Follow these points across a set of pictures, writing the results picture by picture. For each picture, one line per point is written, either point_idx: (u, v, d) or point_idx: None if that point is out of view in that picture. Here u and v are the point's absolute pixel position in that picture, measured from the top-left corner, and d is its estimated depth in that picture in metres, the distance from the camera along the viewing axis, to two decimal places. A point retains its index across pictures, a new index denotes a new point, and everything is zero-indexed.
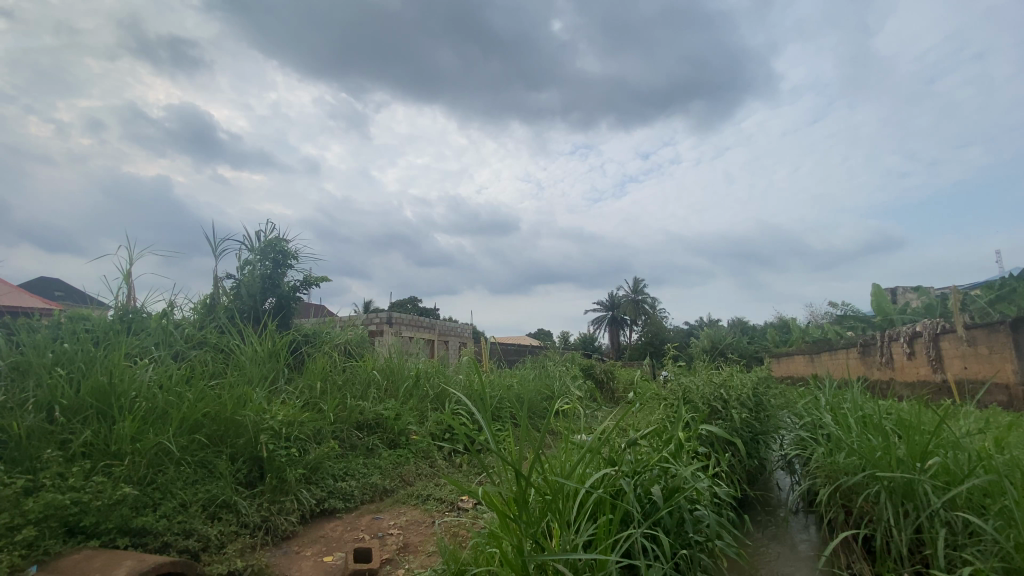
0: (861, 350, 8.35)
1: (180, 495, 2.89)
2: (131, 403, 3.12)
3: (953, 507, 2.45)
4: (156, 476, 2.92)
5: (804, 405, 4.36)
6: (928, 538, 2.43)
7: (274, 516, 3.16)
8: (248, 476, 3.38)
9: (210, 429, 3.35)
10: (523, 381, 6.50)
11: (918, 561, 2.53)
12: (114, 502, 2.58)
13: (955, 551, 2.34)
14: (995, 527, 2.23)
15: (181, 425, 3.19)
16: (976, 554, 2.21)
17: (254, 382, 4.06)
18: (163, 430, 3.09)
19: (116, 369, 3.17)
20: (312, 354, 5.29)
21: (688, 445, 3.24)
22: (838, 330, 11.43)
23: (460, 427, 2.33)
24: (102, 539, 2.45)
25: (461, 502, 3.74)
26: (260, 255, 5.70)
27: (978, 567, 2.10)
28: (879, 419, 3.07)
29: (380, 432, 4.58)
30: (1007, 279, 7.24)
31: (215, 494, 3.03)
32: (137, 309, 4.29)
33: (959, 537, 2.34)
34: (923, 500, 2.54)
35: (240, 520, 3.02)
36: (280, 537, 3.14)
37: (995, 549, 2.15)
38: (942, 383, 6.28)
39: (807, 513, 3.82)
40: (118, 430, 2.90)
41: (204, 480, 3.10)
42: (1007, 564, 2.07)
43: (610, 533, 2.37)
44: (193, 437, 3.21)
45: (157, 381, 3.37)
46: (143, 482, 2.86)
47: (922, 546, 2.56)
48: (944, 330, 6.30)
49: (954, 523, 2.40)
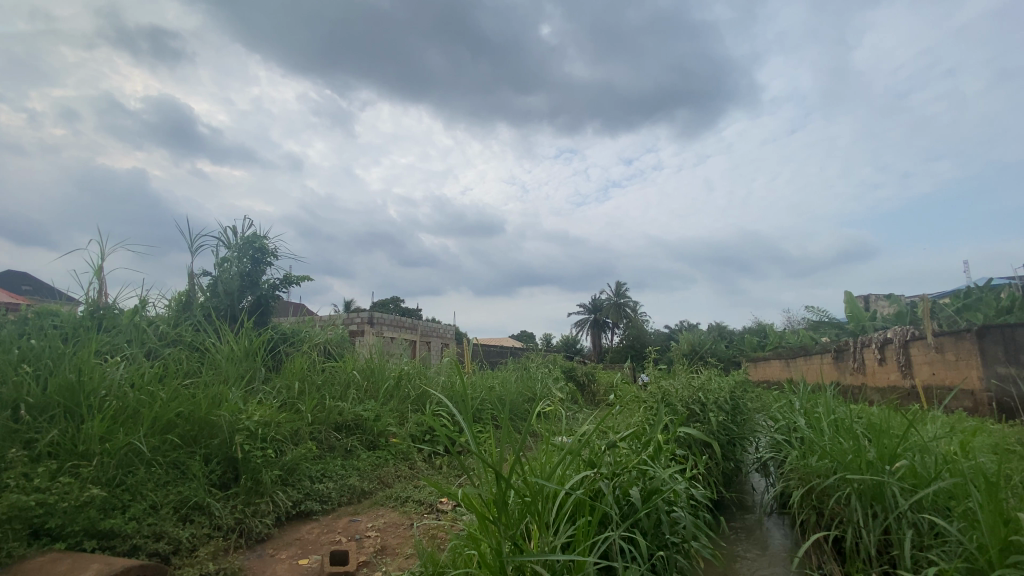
0: (835, 356, 8.56)
1: (150, 497, 2.82)
2: (101, 402, 3.07)
3: (919, 509, 2.55)
4: (125, 478, 2.86)
5: (780, 408, 4.47)
6: (895, 539, 2.52)
7: (248, 518, 3.11)
8: (221, 477, 3.31)
9: (183, 429, 3.29)
10: (504, 383, 6.52)
11: (885, 562, 2.62)
12: (81, 503, 2.51)
13: (921, 551, 2.43)
14: (960, 529, 2.30)
15: (153, 425, 3.14)
16: (943, 555, 2.29)
17: (229, 380, 4.01)
18: (134, 430, 3.04)
19: (85, 367, 3.11)
20: (290, 354, 5.23)
21: (666, 447, 3.29)
22: (813, 336, 11.66)
23: (441, 428, 2.31)
24: (68, 542, 2.39)
25: (440, 504, 3.75)
26: (238, 252, 5.60)
27: (943, 568, 2.17)
28: (850, 423, 3.16)
29: (359, 433, 4.54)
30: (973, 288, 7.51)
31: (187, 496, 2.96)
32: (108, 306, 4.19)
33: (925, 538, 2.43)
34: (891, 502, 2.63)
35: (213, 523, 2.96)
36: (255, 540, 3.08)
37: (960, 550, 2.22)
38: (911, 388, 6.50)
39: (781, 514, 3.92)
40: (87, 430, 2.84)
41: (176, 481, 3.03)
42: (970, 565, 2.13)
43: (589, 535, 2.41)
44: (165, 438, 3.15)
45: (128, 380, 3.31)
46: (112, 483, 2.79)
47: (889, 547, 2.66)
48: (912, 336, 6.50)
49: (920, 525, 2.49)
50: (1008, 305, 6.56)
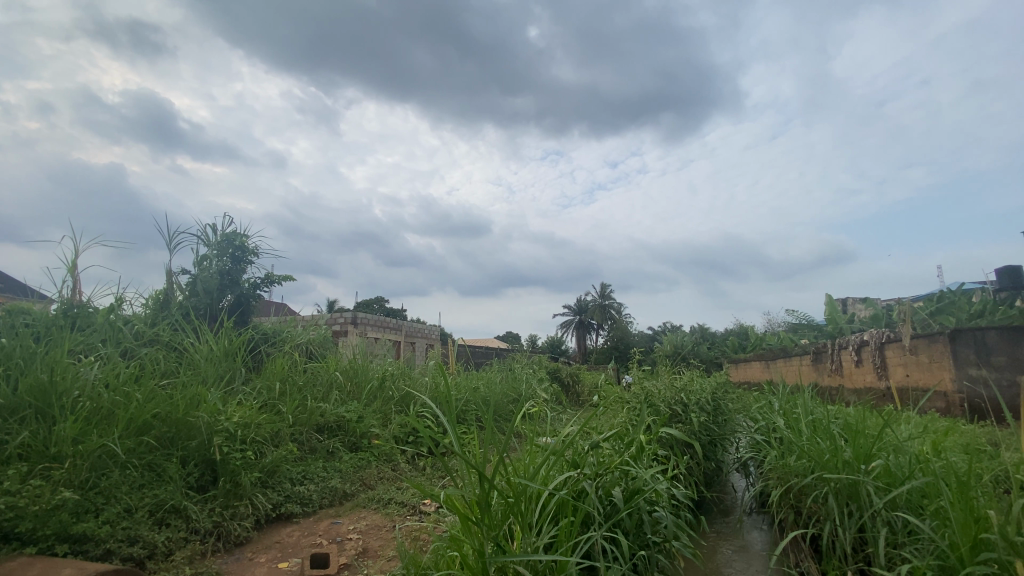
0: (814, 358, 8.73)
1: (125, 500, 2.76)
2: (74, 403, 3.01)
3: (894, 508, 2.62)
4: (99, 480, 2.79)
5: (760, 409, 4.55)
6: (869, 537, 2.59)
7: (226, 521, 3.05)
8: (199, 479, 3.25)
9: (160, 431, 3.23)
10: (489, 384, 6.51)
11: (860, 559, 2.69)
12: (52, 507, 2.45)
13: (895, 549, 2.50)
14: (931, 527, 2.36)
15: (128, 427, 3.08)
16: (915, 553, 2.35)
17: (208, 381, 3.95)
18: (109, 432, 2.97)
19: (58, 367, 3.04)
20: (271, 354, 5.17)
21: (649, 447, 3.33)
22: (792, 338, 11.89)
23: (424, 429, 2.29)
24: (39, 547, 2.33)
25: (423, 505, 3.73)
26: (217, 250, 5.52)
27: (916, 566, 2.22)
28: (827, 424, 3.24)
29: (341, 435, 4.50)
30: (945, 292, 7.74)
31: (163, 499, 2.90)
32: (82, 304, 4.09)
33: (898, 536, 2.50)
34: (866, 501, 2.70)
35: (191, 526, 2.90)
36: (233, 544, 3.03)
37: (931, 547, 2.29)
38: (886, 389, 6.67)
39: (760, 513, 3.99)
40: (59, 431, 2.77)
41: (152, 484, 2.97)
42: (942, 562, 2.19)
43: (571, 535, 2.42)
44: (141, 440, 3.08)
45: (103, 380, 3.25)
46: (85, 486, 2.73)
47: (864, 544, 2.72)
48: (888, 338, 6.66)
49: (894, 523, 2.56)
50: (980, 309, 6.80)
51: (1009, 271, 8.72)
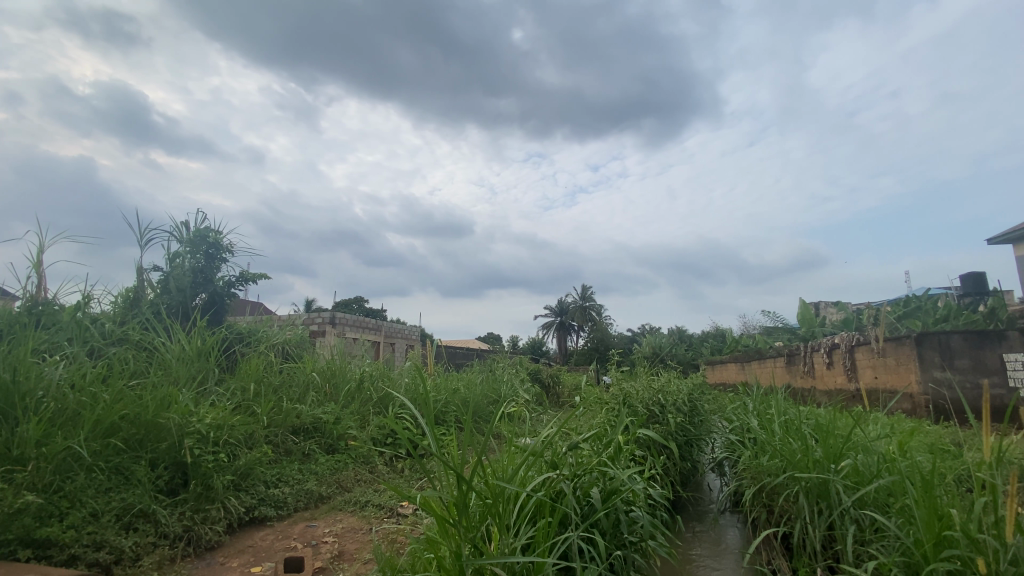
0: (787, 360, 8.95)
1: (91, 504, 2.68)
2: (38, 403, 2.91)
3: (862, 506, 2.70)
4: (63, 484, 2.71)
5: (735, 410, 4.64)
6: (838, 534, 2.67)
7: (197, 525, 2.98)
8: (169, 483, 3.16)
9: (128, 433, 3.13)
10: (469, 386, 6.50)
11: (830, 556, 2.77)
12: (14, 511, 2.38)
13: (862, 546, 2.58)
14: (897, 524, 2.44)
15: (95, 429, 2.99)
16: (882, 550, 2.42)
17: (180, 382, 3.85)
18: (74, 433, 2.88)
19: (20, 365, 2.93)
20: (245, 354, 5.07)
21: (627, 448, 3.36)
22: (767, 341, 12.18)
23: (401, 430, 2.24)
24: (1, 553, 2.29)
25: (400, 507, 3.70)
26: (190, 247, 5.38)
27: (884, 563, 2.30)
28: (799, 425, 3.32)
29: (318, 437, 4.44)
30: (912, 297, 8.01)
31: (130, 503, 2.82)
32: (47, 301, 3.95)
33: (866, 534, 2.58)
34: (836, 499, 2.78)
35: (159, 531, 2.82)
36: (204, 548, 2.96)
37: (897, 544, 2.37)
38: (856, 390, 6.88)
39: (734, 512, 4.06)
40: (22, 432, 2.68)
41: (119, 487, 2.89)
42: (907, 559, 2.26)
43: (548, 536, 2.44)
44: (107, 442, 2.99)
45: (68, 380, 3.14)
46: (48, 490, 2.65)
47: (833, 542, 2.80)
48: (858, 342, 6.87)
49: (861, 521, 2.64)
50: (945, 313, 7.06)
51: (974, 276, 8.93)
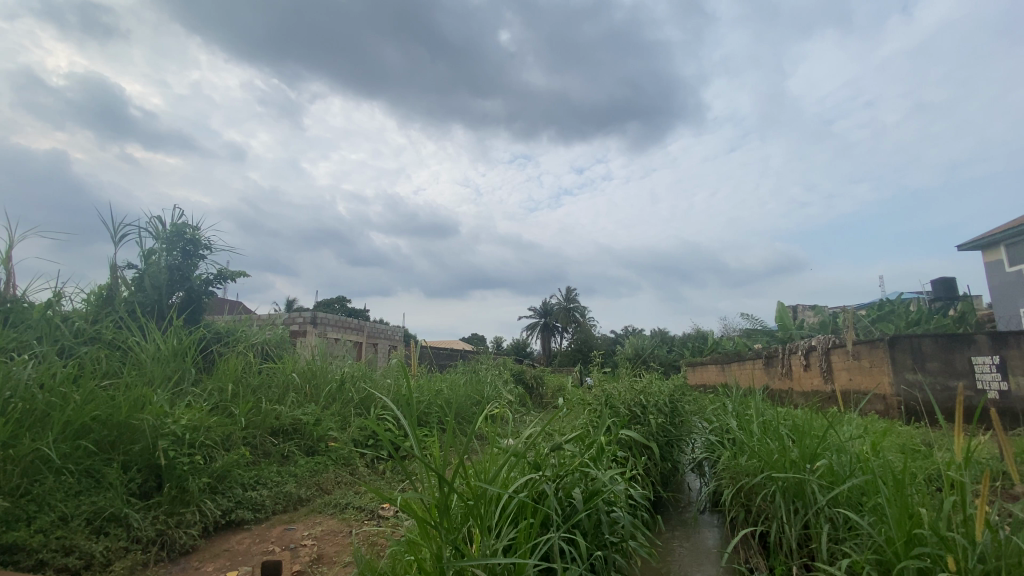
0: (765, 361, 9.11)
1: (59, 508, 2.61)
2: (5, 403, 2.82)
3: (836, 504, 2.76)
4: (31, 487, 2.64)
5: (714, 411, 4.71)
6: (813, 533, 2.73)
7: (171, 529, 2.91)
8: (143, 486, 3.09)
9: (99, 435, 3.05)
10: (452, 386, 6.47)
11: (804, 554, 2.83)
12: None
13: (836, 544, 2.64)
14: (869, 523, 2.50)
15: (65, 430, 2.90)
16: (855, 547, 2.49)
17: (154, 382, 3.75)
18: (43, 435, 2.80)
19: None
20: (223, 354, 4.97)
21: (609, 449, 3.38)
22: (746, 343, 12.40)
23: (384, 431, 2.23)
24: None
25: (381, 510, 3.66)
26: (166, 244, 5.27)
27: (857, 561, 2.36)
28: (777, 425, 3.39)
29: (297, 438, 4.38)
30: (885, 301, 8.24)
31: (101, 507, 2.74)
32: (16, 298, 3.84)
33: (839, 533, 2.64)
34: (811, 499, 2.84)
35: (131, 535, 2.75)
36: (178, 553, 2.89)
37: (869, 542, 2.43)
38: (831, 392, 7.03)
39: (712, 512, 4.12)
40: None
41: (90, 491, 2.81)
42: (879, 557, 2.33)
43: (530, 537, 2.44)
44: (77, 444, 2.91)
45: (37, 380, 3.05)
46: (14, 493, 2.58)
47: (808, 540, 2.86)
48: (834, 344, 7.02)
49: (835, 520, 2.70)
50: (916, 317, 7.27)
51: (943, 282, 9.35)
